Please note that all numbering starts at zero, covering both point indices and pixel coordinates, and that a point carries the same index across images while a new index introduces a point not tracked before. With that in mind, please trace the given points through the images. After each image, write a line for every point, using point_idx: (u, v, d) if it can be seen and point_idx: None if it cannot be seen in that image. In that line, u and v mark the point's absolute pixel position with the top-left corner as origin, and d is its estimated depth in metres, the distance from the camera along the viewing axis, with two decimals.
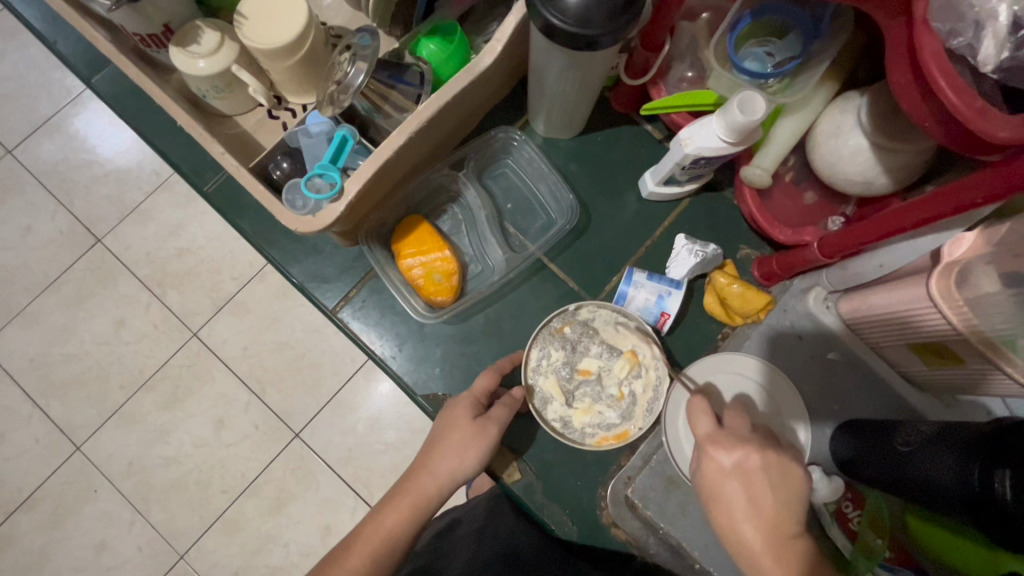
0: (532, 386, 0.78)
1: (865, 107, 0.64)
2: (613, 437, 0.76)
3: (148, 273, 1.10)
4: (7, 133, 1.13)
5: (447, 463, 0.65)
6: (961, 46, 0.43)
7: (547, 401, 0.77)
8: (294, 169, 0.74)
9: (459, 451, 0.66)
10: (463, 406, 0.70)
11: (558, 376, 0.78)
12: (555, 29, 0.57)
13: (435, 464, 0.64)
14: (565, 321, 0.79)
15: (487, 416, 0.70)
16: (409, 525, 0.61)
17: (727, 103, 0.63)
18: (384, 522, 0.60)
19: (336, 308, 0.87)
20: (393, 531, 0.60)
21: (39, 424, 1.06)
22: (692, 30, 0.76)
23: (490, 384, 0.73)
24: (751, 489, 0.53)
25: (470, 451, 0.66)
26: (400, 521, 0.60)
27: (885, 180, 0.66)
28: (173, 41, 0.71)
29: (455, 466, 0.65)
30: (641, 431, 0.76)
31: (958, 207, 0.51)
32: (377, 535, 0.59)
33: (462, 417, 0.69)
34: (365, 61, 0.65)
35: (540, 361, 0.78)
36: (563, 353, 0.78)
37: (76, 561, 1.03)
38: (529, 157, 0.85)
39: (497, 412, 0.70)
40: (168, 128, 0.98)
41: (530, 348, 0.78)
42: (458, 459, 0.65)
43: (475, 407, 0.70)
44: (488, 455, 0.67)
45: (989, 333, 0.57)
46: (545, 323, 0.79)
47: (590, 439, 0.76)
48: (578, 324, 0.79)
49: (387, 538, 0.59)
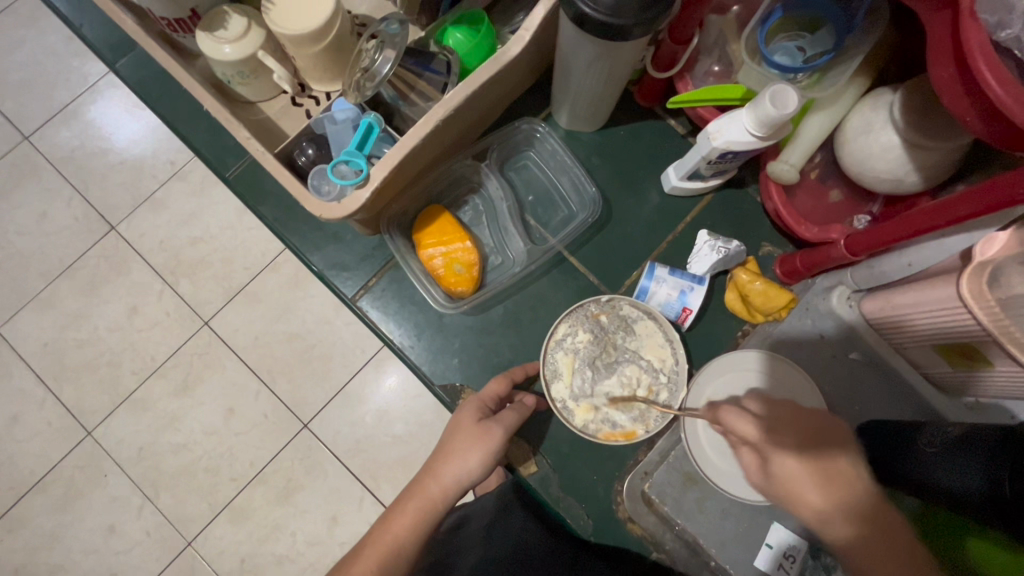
0: (548, 358, 0.78)
1: (898, 103, 0.63)
2: (619, 435, 0.75)
3: (161, 260, 1.10)
4: (24, 119, 1.14)
5: (453, 467, 0.62)
6: (1007, 39, 0.42)
7: (556, 376, 0.77)
8: (320, 155, 0.73)
9: (462, 454, 0.63)
10: (470, 411, 0.70)
11: (575, 359, 0.77)
12: (587, 18, 0.56)
13: (442, 469, 0.62)
14: (603, 309, 0.79)
15: (494, 419, 0.68)
16: (414, 532, 0.58)
17: (757, 96, 0.62)
18: (391, 527, 0.58)
19: (355, 296, 0.87)
20: (397, 539, 0.57)
21: (52, 408, 1.07)
22: (721, 23, 0.75)
23: (500, 390, 0.74)
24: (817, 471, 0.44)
25: (475, 454, 0.63)
26: (407, 527, 0.58)
27: (915, 178, 0.65)
28: (200, 26, 0.72)
29: (462, 470, 0.62)
30: (647, 434, 0.75)
31: (991, 205, 0.50)
32: (382, 543, 0.57)
33: (466, 420, 0.68)
34: (393, 49, 0.65)
35: (565, 337, 0.78)
36: (590, 336, 0.78)
37: (84, 544, 1.04)
38: (552, 150, 0.85)
39: (504, 416, 0.69)
40: (188, 115, 0.98)
41: (559, 321, 0.78)
42: (463, 462, 0.63)
43: (480, 411, 0.70)
44: (495, 459, 0.65)
45: (1018, 332, 0.55)
46: (583, 304, 0.78)
47: (592, 430, 0.76)
48: (616, 316, 0.78)
49: (392, 544, 0.57)
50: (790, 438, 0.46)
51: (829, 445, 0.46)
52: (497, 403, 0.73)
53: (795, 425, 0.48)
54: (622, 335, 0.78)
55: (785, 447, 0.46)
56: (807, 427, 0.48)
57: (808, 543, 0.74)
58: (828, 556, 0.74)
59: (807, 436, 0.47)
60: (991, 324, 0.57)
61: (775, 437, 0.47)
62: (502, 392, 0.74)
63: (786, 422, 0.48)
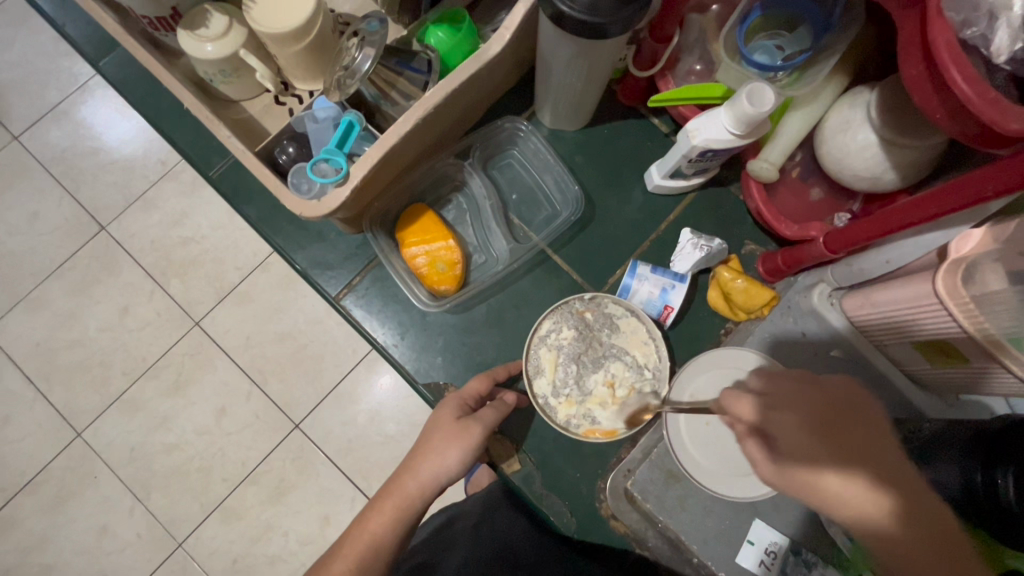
0: (532, 353, 0.78)
1: (875, 102, 0.63)
2: (600, 431, 0.75)
3: (152, 261, 1.10)
4: (13, 119, 1.13)
5: (429, 463, 0.62)
6: (974, 36, 0.43)
7: (538, 372, 0.78)
8: (300, 153, 0.74)
9: (440, 451, 0.63)
10: (450, 408, 0.69)
11: (558, 356, 0.77)
12: (565, 17, 0.57)
13: (418, 465, 0.62)
14: (589, 306, 0.79)
15: (474, 417, 0.67)
16: (391, 529, 0.58)
17: (734, 95, 0.62)
18: (369, 524, 0.59)
19: (339, 295, 0.87)
20: (376, 536, 0.58)
21: (42, 409, 1.07)
22: (701, 23, 0.75)
23: (483, 387, 0.75)
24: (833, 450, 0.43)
25: (451, 450, 0.63)
26: (384, 524, 0.58)
27: (893, 176, 0.66)
28: (181, 24, 0.71)
29: (439, 466, 0.62)
30: (629, 431, 0.75)
31: (965, 201, 0.50)
32: (360, 541, 0.58)
33: (446, 417, 0.68)
34: (372, 47, 0.65)
35: (549, 333, 0.78)
36: (574, 332, 0.78)
37: (75, 546, 1.04)
38: (536, 148, 0.85)
39: (484, 414, 0.68)
40: (176, 114, 0.98)
41: (543, 318, 0.78)
42: (441, 458, 0.62)
43: (459, 408, 0.69)
44: (472, 456, 0.64)
45: (990, 328, 0.56)
46: (568, 301, 0.79)
47: (575, 427, 0.76)
48: (601, 314, 0.78)
49: (370, 542, 0.57)
50: (801, 425, 0.44)
51: (846, 426, 0.44)
52: (479, 400, 0.73)
53: (808, 401, 0.45)
54: (607, 333, 0.78)
55: (794, 435, 0.44)
56: (826, 408, 0.45)
57: (788, 539, 0.75)
58: (809, 551, 0.74)
59: (819, 415, 0.45)
60: (968, 322, 0.57)
61: (780, 422, 0.45)
62: (484, 390, 0.75)
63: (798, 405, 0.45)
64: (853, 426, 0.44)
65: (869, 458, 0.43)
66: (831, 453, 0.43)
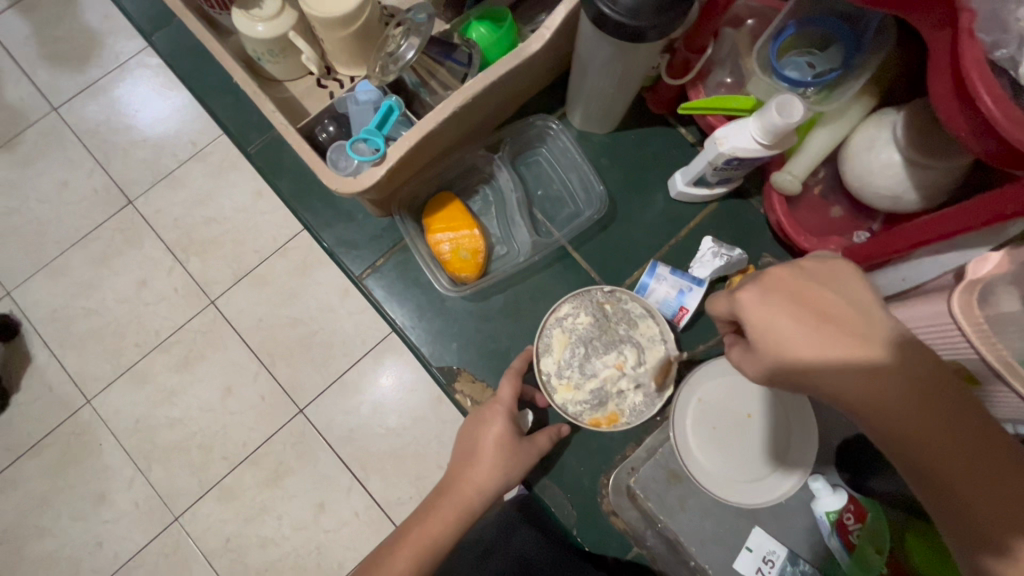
0: (545, 332, 0.80)
1: (901, 122, 0.65)
2: (602, 419, 0.77)
3: (174, 237, 1.13)
4: (54, 91, 1.18)
5: (489, 480, 0.68)
6: (1003, 58, 0.44)
7: (548, 355, 0.79)
8: (339, 133, 0.77)
9: (501, 467, 0.69)
10: (501, 420, 0.72)
11: (570, 338, 0.79)
12: (605, 18, 0.59)
13: (477, 477, 0.68)
14: (609, 298, 0.81)
15: (529, 439, 0.73)
16: (451, 535, 0.63)
17: (764, 106, 0.64)
18: (431, 530, 0.63)
19: (362, 275, 0.90)
20: (435, 539, 0.63)
21: (54, 373, 1.10)
22: (734, 37, 0.78)
23: (512, 395, 0.75)
24: (834, 336, 0.45)
25: (510, 466, 0.70)
26: (444, 530, 0.63)
27: (914, 196, 0.67)
28: (237, 4, 0.75)
29: (497, 480, 0.68)
30: (627, 423, 0.77)
31: (986, 219, 0.52)
32: (422, 542, 0.62)
33: (502, 432, 0.71)
34: (417, 36, 0.68)
35: (567, 316, 0.80)
36: (591, 319, 0.79)
37: (72, 512, 1.06)
38: (564, 147, 0.87)
39: (538, 437, 0.75)
40: (218, 92, 1.01)
41: (563, 300, 0.80)
42: (501, 473, 0.69)
43: (510, 423, 0.72)
44: (519, 473, 0.71)
45: (1006, 352, 0.54)
46: (590, 290, 0.80)
47: (583, 418, 0.77)
48: (620, 308, 0.80)
49: (429, 546, 0.62)
50: (837, 345, 0.45)
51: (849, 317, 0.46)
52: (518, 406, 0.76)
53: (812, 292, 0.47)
54: (621, 326, 0.79)
55: (829, 370, 0.45)
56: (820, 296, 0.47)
57: (788, 549, 0.75)
58: (805, 562, 0.75)
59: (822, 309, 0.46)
60: (983, 345, 0.55)
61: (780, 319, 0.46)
62: (513, 395, 0.75)
63: (811, 324, 0.46)
64: (852, 316, 0.46)
65: (920, 400, 0.43)
66: (872, 394, 0.43)
